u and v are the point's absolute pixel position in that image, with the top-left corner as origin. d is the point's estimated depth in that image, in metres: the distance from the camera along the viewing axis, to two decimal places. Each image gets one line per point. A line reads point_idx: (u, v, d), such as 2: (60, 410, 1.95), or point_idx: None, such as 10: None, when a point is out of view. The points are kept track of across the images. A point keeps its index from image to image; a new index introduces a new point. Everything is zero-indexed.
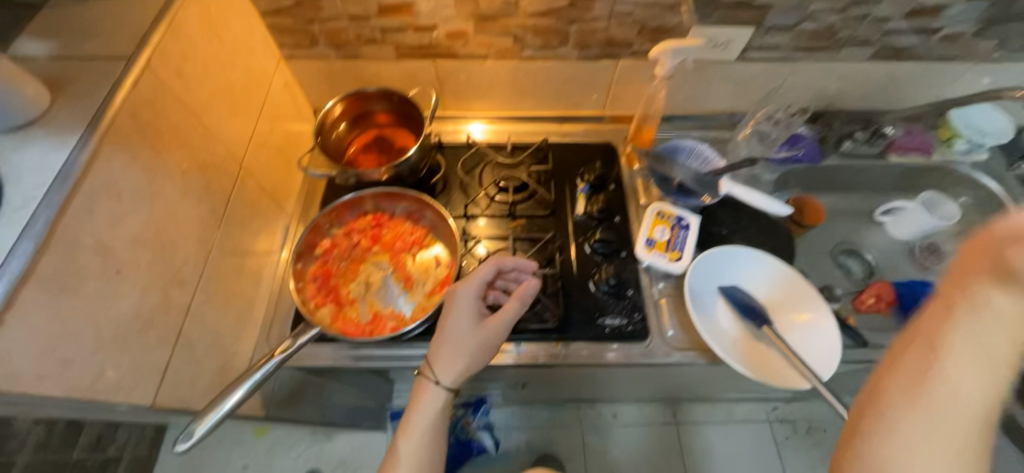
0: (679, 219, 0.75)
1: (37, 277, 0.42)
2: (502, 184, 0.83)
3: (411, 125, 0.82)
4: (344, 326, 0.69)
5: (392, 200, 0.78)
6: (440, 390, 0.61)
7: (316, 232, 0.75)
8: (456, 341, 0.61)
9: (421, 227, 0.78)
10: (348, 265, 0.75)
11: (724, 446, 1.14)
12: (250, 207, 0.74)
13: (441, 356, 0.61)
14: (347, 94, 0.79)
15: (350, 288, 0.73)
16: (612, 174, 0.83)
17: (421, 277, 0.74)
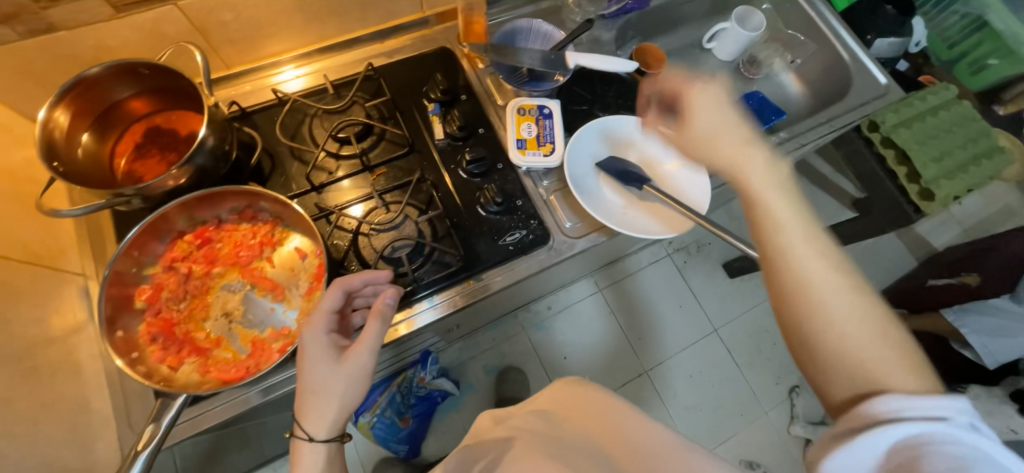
0: (540, 109, 0.79)
1: None
2: (343, 135, 0.73)
3: (187, 101, 0.64)
4: (221, 371, 0.56)
5: (208, 205, 0.61)
6: (317, 444, 0.52)
7: (121, 282, 0.56)
8: (319, 390, 0.51)
9: (263, 223, 0.63)
10: (192, 303, 0.59)
11: (647, 285, 1.42)
12: (6, 288, 0.57)
13: (305, 416, 0.51)
14: (64, 91, 0.56)
15: (207, 329, 0.58)
16: (459, 84, 0.81)
17: (290, 278, 0.62)
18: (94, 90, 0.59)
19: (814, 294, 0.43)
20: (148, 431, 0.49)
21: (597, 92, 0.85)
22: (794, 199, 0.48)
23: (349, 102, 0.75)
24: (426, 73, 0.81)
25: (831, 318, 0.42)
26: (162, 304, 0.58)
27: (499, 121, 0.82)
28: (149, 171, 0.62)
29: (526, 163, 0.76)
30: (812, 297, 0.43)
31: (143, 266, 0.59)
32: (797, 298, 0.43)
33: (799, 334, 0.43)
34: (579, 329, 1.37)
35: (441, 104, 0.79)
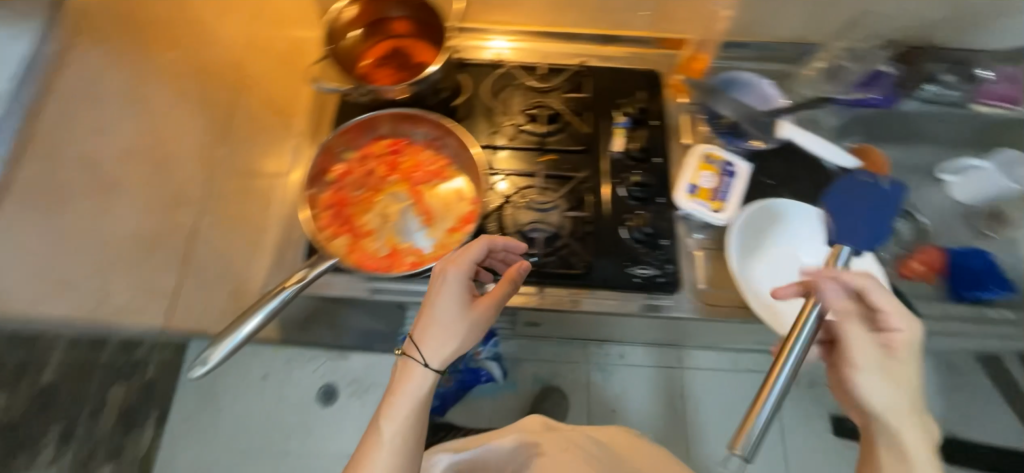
0: (726, 165, 0.76)
1: None
2: (535, 113, 0.79)
3: (432, 37, 0.74)
4: (361, 258, 0.64)
5: (412, 123, 0.71)
6: (429, 373, 0.49)
7: (329, 155, 0.67)
8: (439, 324, 0.49)
9: (443, 157, 0.71)
10: (365, 194, 0.69)
11: None
12: (255, 123, 0.74)
13: (432, 338, 0.49)
14: None
15: (366, 219, 0.67)
16: (656, 109, 0.80)
17: (441, 211, 0.69)
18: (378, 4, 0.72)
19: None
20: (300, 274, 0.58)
21: (793, 174, 0.78)
22: None
23: (553, 87, 0.79)
24: (632, 88, 0.81)
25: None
26: (345, 184, 0.69)
27: (677, 160, 0.80)
28: (382, 80, 0.72)
29: (693, 211, 0.74)
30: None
31: (347, 148, 0.69)
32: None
33: None
34: None
35: (632, 120, 0.79)
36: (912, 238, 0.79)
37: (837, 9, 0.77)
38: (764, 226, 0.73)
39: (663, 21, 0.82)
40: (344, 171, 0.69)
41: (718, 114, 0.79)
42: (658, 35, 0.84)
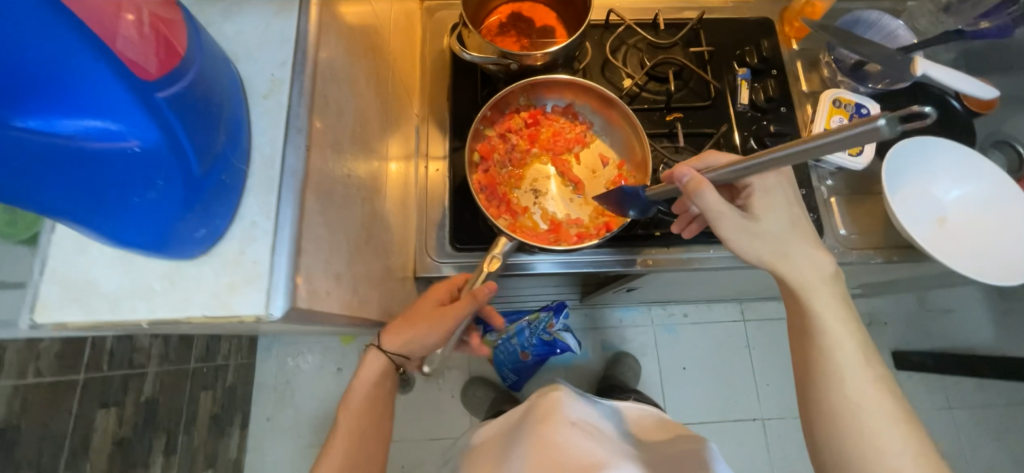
0: (857, 108, 0.75)
1: (313, 182, 0.32)
2: (658, 71, 0.76)
3: (566, 9, 0.70)
4: (528, 234, 0.65)
5: (549, 92, 0.69)
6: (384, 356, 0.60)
7: (476, 136, 0.66)
8: (405, 322, 0.59)
9: (581, 123, 0.71)
10: (513, 170, 0.69)
11: (785, 337, 1.41)
12: (397, 103, 0.64)
13: (392, 331, 0.59)
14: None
15: (519, 196, 0.69)
16: (777, 58, 0.79)
17: (588, 179, 0.70)
18: None
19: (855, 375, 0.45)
20: (497, 260, 0.60)
21: (918, 111, 0.78)
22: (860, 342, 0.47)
23: (675, 43, 0.77)
24: (747, 40, 0.80)
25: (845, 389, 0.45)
26: (493, 162, 0.68)
27: (800, 108, 0.79)
28: (506, 47, 0.69)
29: (830, 156, 0.73)
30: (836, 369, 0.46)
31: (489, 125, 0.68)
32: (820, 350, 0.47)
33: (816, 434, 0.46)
34: (702, 346, 1.41)
35: (753, 71, 0.78)
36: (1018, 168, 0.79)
37: None
38: (912, 160, 0.72)
39: None
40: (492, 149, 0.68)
41: (841, 56, 0.77)
42: None
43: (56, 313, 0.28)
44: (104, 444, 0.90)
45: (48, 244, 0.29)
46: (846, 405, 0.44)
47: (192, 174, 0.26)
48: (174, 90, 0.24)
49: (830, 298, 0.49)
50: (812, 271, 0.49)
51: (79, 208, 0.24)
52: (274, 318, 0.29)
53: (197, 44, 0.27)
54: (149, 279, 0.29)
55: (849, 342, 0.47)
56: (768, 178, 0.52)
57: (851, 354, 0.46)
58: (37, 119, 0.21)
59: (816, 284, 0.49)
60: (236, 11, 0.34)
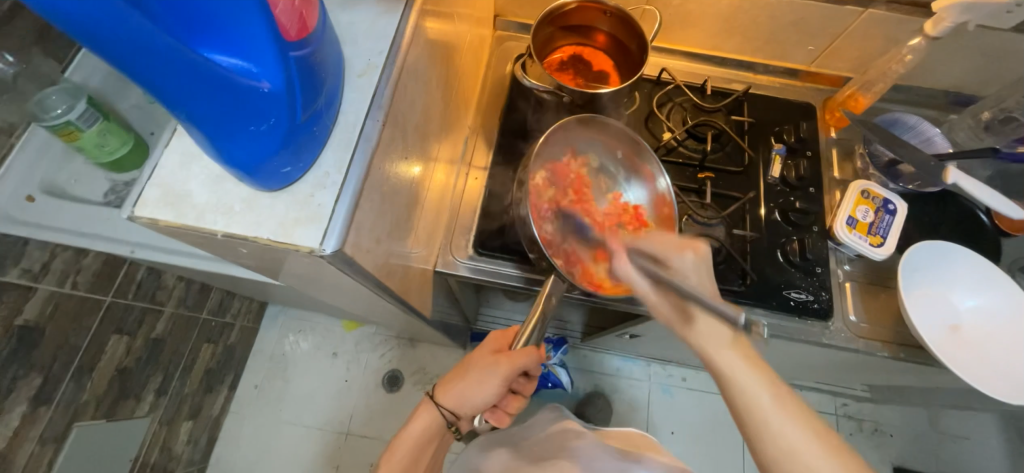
0: (884, 202, 0.77)
1: (381, 150, 0.37)
2: (699, 130, 0.81)
3: (622, 59, 0.77)
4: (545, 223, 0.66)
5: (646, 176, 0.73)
6: (437, 416, 0.66)
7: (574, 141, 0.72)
8: (456, 377, 0.65)
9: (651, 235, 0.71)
10: (563, 170, 0.72)
11: None
12: (455, 109, 0.70)
13: (445, 395, 0.65)
14: (577, 4, 0.73)
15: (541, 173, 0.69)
16: (813, 141, 0.83)
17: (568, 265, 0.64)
18: (587, 13, 0.75)
19: (801, 453, 0.41)
20: (543, 304, 0.60)
21: (943, 218, 0.80)
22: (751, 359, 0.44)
23: (718, 108, 0.83)
24: (788, 119, 0.85)
25: None
26: (574, 139, 0.72)
27: (829, 192, 0.82)
28: (563, 82, 0.75)
29: (850, 242, 0.75)
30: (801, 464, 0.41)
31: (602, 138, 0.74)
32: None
33: None
34: (695, 414, 1.38)
35: (788, 149, 0.82)
36: None
37: (1005, 65, 0.80)
38: (931, 264, 0.74)
39: (826, 58, 0.86)
40: (576, 138, 0.72)
41: (876, 151, 0.80)
42: (810, 69, 0.89)
43: (152, 211, 0.33)
44: (108, 368, 0.94)
45: (159, 157, 0.34)
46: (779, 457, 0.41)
47: (295, 119, 0.31)
48: (301, 52, 0.30)
49: (795, 425, 0.42)
50: (760, 374, 0.44)
51: (208, 128, 0.29)
52: (325, 253, 0.33)
53: (323, 24, 0.33)
54: (232, 199, 0.34)
55: (751, 375, 0.44)
56: (687, 265, 0.49)
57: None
58: (204, 50, 0.27)
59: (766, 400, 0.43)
60: (348, 4, 0.41)
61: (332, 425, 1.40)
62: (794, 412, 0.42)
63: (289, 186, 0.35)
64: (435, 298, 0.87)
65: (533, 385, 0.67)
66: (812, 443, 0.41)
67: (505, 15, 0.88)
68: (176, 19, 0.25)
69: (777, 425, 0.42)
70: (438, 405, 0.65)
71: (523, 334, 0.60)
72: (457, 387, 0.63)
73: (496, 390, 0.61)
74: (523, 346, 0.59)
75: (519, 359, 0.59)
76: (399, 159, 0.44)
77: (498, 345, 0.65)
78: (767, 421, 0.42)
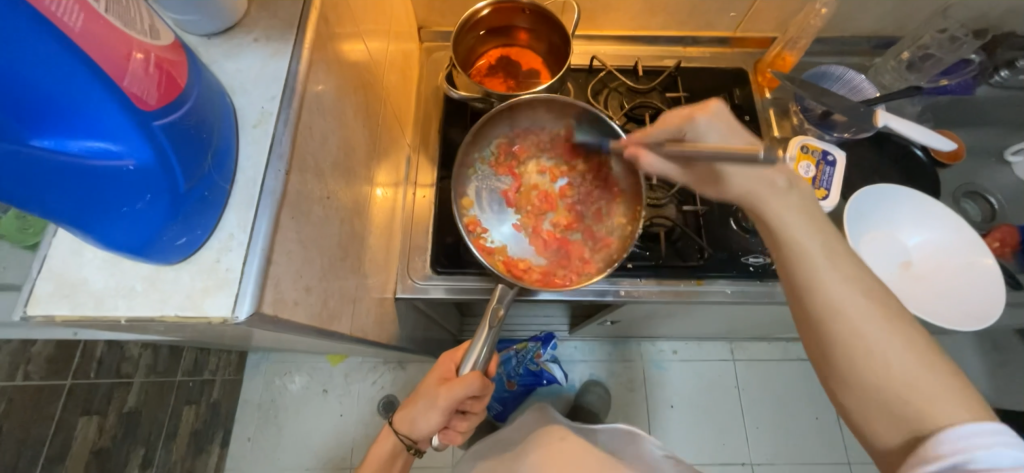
0: (824, 155, 0.79)
1: (289, 200, 0.36)
2: (637, 113, 0.82)
3: (549, 54, 0.77)
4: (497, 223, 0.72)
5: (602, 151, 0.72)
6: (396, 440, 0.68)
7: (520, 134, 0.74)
8: (410, 403, 0.65)
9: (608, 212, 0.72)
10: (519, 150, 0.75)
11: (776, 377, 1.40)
12: (387, 132, 0.69)
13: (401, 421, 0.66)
14: (493, 7, 0.72)
15: (488, 159, 0.74)
16: (749, 106, 0.84)
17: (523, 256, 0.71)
18: (505, 14, 0.74)
19: (880, 335, 0.45)
20: (500, 313, 0.59)
21: (882, 160, 0.83)
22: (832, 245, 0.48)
23: (652, 88, 0.83)
24: (722, 88, 0.86)
25: (910, 383, 0.43)
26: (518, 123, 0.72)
27: (772, 153, 0.83)
28: (493, 87, 0.75)
29: None
30: (860, 334, 0.45)
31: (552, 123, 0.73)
32: (841, 341, 0.46)
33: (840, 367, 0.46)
34: (690, 384, 1.40)
35: None
36: (982, 218, 0.82)
37: (917, 4, 0.82)
38: (874, 208, 0.76)
39: (749, 22, 0.87)
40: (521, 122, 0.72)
41: (808, 106, 0.82)
42: (737, 35, 0.90)
43: (46, 307, 0.32)
44: (82, 453, 0.90)
45: (48, 246, 0.33)
46: (862, 348, 0.45)
47: (177, 190, 0.30)
48: (168, 119, 0.28)
49: (839, 272, 0.47)
50: (821, 247, 0.48)
51: (76, 217, 0.27)
52: (240, 320, 0.32)
53: (196, 81, 0.32)
54: (132, 280, 0.32)
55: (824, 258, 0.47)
56: (702, 126, 0.48)
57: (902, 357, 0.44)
58: (50, 138, 0.24)
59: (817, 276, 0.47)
60: (235, 53, 0.40)
61: (333, 463, 1.37)
62: (866, 288, 0.46)
63: (192, 255, 0.33)
64: (406, 321, 0.85)
65: (482, 404, 0.65)
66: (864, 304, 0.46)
67: (429, 26, 0.87)
68: (9, 111, 0.23)
69: (853, 307, 0.46)
70: (396, 432, 0.66)
71: (467, 359, 0.60)
72: (409, 411, 0.64)
73: (440, 416, 0.61)
74: (467, 373, 0.59)
75: (459, 388, 0.58)
76: (319, 201, 0.42)
77: (445, 370, 0.64)
78: (839, 298, 0.46)
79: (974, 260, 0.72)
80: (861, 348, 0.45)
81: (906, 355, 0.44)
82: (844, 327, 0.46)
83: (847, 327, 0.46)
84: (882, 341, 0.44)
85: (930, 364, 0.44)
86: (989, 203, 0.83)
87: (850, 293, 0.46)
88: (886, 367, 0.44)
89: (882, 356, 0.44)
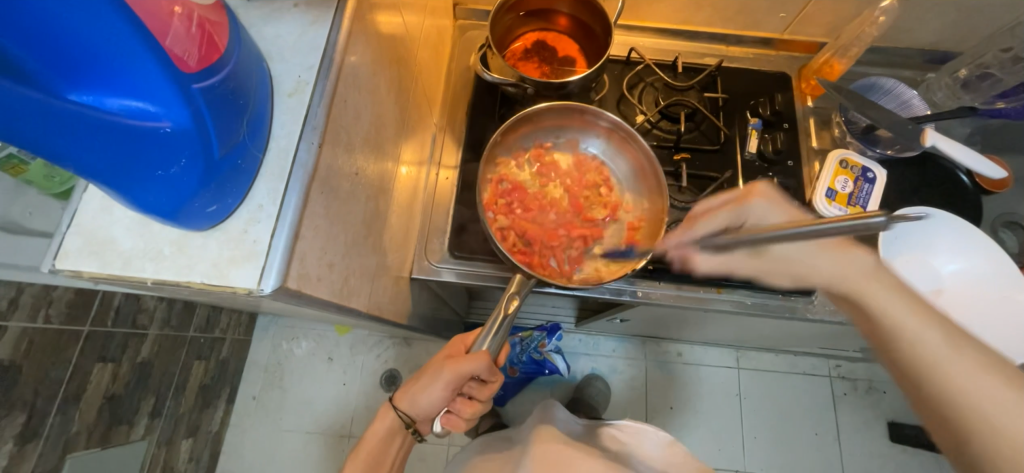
0: (863, 171, 0.76)
1: (320, 175, 0.35)
2: (672, 111, 0.79)
3: (588, 41, 0.74)
4: (509, 206, 0.70)
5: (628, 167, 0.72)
6: (394, 414, 0.67)
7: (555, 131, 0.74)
8: (413, 380, 0.66)
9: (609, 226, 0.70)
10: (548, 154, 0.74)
11: (781, 389, 1.38)
12: (416, 108, 0.67)
13: (402, 400, 0.66)
14: None
15: (514, 163, 0.73)
16: (790, 113, 0.81)
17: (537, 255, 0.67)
18: None
19: (960, 373, 0.41)
20: (514, 302, 0.58)
21: (925, 181, 0.79)
22: (920, 304, 0.45)
23: (690, 86, 0.80)
24: (762, 92, 0.83)
25: (975, 403, 0.40)
26: (554, 128, 0.73)
27: (808, 164, 0.80)
28: (527, 72, 0.73)
29: (829, 214, 0.74)
30: (936, 367, 0.42)
31: (582, 127, 0.73)
32: (947, 388, 0.42)
33: (939, 401, 0.42)
34: (693, 388, 1.39)
35: (764, 122, 0.80)
36: None
37: (982, 19, 0.78)
38: (910, 231, 0.72)
39: (799, 25, 0.83)
40: (556, 122, 0.73)
41: (852, 118, 0.79)
42: (784, 37, 0.86)
43: (74, 262, 0.32)
44: (96, 397, 0.93)
45: (79, 201, 0.33)
46: (948, 384, 0.41)
47: (212, 157, 0.29)
48: (207, 82, 0.28)
49: (897, 298, 0.45)
50: (864, 274, 0.47)
51: (110, 177, 0.27)
52: (264, 293, 0.32)
53: (238, 44, 0.31)
54: (160, 243, 0.33)
55: (927, 326, 0.44)
56: (760, 211, 0.49)
57: (1001, 391, 0.40)
58: (88, 94, 0.25)
59: (920, 325, 0.44)
60: (274, 16, 0.39)
61: (334, 429, 1.40)
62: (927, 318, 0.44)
63: (220, 223, 0.33)
64: (417, 300, 0.85)
65: (489, 392, 0.64)
66: (943, 348, 0.42)
67: (465, 3, 0.84)
68: (49, 64, 0.23)
69: (930, 346, 0.43)
70: (397, 408, 0.66)
71: (478, 341, 0.59)
72: (411, 388, 0.65)
73: (442, 390, 0.61)
74: (474, 351, 0.58)
75: (465, 364, 0.58)
76: (348, 176, 0.41)
77: (455, 350, 0.65)
78: (915, 343, 0.43)
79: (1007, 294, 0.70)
80: (936, 381, 0.42)
81: (1005, 396, 0.39)
82: (949, 389, 0.41)
83: (929, 365, 0.42)
84: (981, 383, 0.40)
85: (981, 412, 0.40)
86: None
87: (922, 331, 0.43)
88: (976, 402, 0.40)
89: (966, 393, 0.41)
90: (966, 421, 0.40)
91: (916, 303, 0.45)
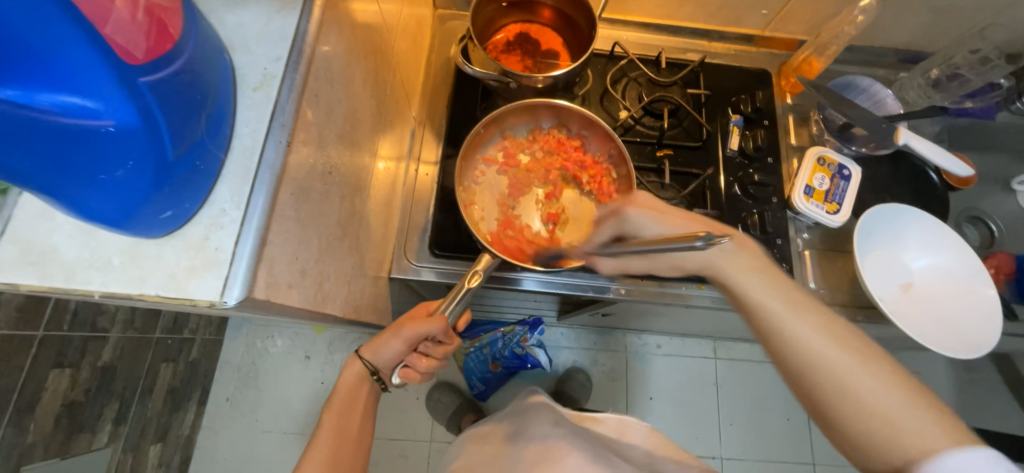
0: (840, 168, 0.77)
1: (289, 177, 0.33)
2: (654, 107, 0.78)
3: (572, 35, 0.72)
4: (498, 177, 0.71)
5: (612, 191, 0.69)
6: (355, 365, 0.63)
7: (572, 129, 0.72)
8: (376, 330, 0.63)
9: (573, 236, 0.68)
10: (553, 146, 0.73)
11: (755, 378, 1.42)
12: (394, 101, 0.65)
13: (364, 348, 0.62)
14: None
15: (526, 140, 0.74)
16: (770, 110, 0.82)
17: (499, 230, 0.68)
18: None
19: (852, 369, 0.40)
20: (478, 278, 0.58)
21: (896, 178, 0.81)
22: (774, 288, 0.45)
23: (673, 82, 0.80)
24: (743, 88, 0.83)
25: (877, 411, 0.39)
26: (568, 122, 0.72)
27: (787, 161, 0.81)
28: (509, 65, 0.70)
29: (807, 210, 0.74)
30: (819, 360, 0.41)
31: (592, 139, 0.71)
32: (818, 377, 0.41)
33: (825, 404, 0.42)
34: (671, 379, 1.41)
35: (745, 119, 0.81)
36: (982, 244, 0.82)
37: (953, 21, 0.80)
38: (882, 229, 0.74)
39: (780, 22, 0.83)
40: (569, 118, 0.71)
41: (830, 116, 0.79)
42: (765, 34, 0.86)
43: (10, 275, 0.29)
44: (53, 405, 0.87)
45: (16, 206, 0.30)
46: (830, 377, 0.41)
47: (165, 159, 0.27)
48: (156, 76, 0.25)
49: (806, 319, 0.43)
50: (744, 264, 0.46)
51: (48, 179, 0.24)
52: (228, 305, 0.30)
53: (192, 32, 0.28)
54: (109, 252, 0.30)
55: (801, 318, 0.43)
56: (635, 219, 0.50)
57: (885, 393, 0.39)
58: (16, 88, 0.22)
59: (780, 300, 0.44)
60: (237, 3, 0.36)
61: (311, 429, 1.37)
62: (801, 303, 0.44)
63: (177, 230, 0.31)
64: (396, 298, 0.82)
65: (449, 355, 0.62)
66: (849, 361, 0.41)
67: None
68: None
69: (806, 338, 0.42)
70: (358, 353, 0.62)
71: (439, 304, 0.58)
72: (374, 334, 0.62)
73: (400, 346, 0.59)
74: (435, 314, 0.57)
75: (422, 326, 0.56)
76: (320, 176, 0.39)
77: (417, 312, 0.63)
78: (795, 334, 0.42)
79: (970, 289, 0.73)
80: (821, 385, 0.41)
81: (871, 383, 0.40)
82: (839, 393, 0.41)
83: (822, 375, 0.41)
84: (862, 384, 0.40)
85: (873, 417, 0.39)
86: (990, 230, 0.83)
87: (792, 319, 0.43)
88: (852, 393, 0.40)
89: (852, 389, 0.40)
90: (859, 426, 0.40)
91: (795, 298, 0.44)
